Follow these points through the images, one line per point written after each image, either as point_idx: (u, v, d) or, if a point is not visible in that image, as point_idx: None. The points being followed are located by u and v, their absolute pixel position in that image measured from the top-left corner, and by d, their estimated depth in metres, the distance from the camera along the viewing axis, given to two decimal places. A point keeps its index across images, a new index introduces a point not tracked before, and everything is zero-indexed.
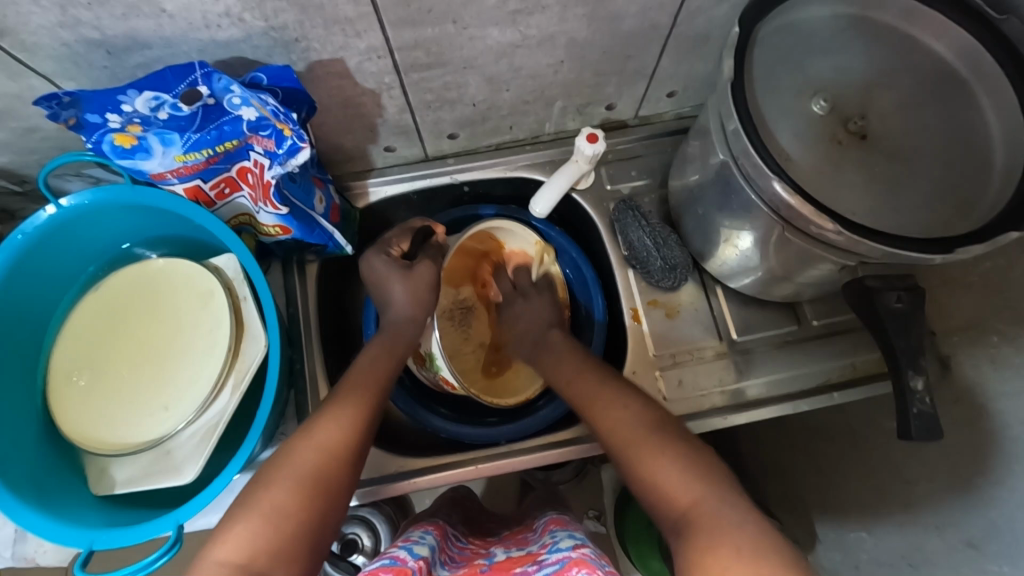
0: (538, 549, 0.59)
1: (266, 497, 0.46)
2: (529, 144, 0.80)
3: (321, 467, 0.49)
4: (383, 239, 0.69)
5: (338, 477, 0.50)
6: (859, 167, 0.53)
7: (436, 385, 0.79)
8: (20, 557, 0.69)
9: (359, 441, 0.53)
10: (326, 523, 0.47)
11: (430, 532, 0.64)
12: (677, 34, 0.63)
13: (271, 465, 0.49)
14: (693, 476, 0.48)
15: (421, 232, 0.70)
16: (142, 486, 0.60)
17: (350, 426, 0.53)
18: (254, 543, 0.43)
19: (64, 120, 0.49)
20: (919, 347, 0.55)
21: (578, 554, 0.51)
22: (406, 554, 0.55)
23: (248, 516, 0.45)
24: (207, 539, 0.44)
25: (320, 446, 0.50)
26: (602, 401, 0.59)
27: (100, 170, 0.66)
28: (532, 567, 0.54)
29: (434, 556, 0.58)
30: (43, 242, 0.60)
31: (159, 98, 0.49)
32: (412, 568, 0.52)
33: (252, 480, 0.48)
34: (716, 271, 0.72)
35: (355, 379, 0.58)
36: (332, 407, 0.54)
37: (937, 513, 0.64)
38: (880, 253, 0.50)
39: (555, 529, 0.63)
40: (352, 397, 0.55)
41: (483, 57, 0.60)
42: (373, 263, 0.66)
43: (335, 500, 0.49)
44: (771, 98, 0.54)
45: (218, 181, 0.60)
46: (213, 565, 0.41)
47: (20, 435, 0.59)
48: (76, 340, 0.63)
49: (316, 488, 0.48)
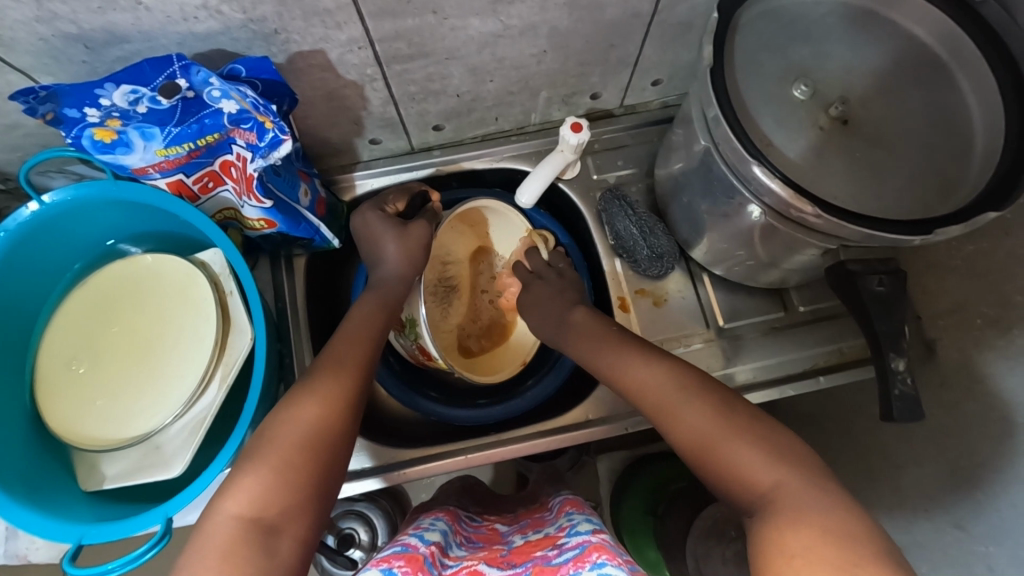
0: (557, 532, 0.59)
1: (271, 448, 0.47)
2: (515, 135, 0.80)
3: (324, 420, 0.50)
4: (381, 196, 0.70)
5: (341, 431, 0.50)
6: (840, 152, 0.53)
7: (412, 354, 0.75)
8: (13, 554, 0.68)
9: (359, 396, 0.53)
10: (332, 476, 0.48)
11: (442, 518, 0.65)
12: (660, 21, 0.63)
13: (274, 420, 0.49)
14: (768, 454, 0.45)
15: (420, 197, 0.72)
16: (132, 480, 0.60)
17: (347, 379, 0.53)
18: (266, 496, 0.44)
19: (42, 115, 0.49)
20: (901, 332, 0.56)
21: (598, 539, 0.52)
22: (417, 540, 0.56)
23: (257, 470, 0.45)
24: (218, 491, 0.45)
25: (320, 399, 0.51)
26: (646, 382, 0.55)
27: (83, 166, 0.66)
28: (550, 551, 0.54)
29: (447, 539, 0.59)
30: (27, 240, 0.60)
31: (137, 91, 0.49)
32: (424, 555, 0.52)
33: (257, 433, 0.49)
34: (703, 259, 0.72)
35: (346, 339, 0.58)
36: (331, 365, 0.54)
37: (927, 492, 0.65)
38: (859, 235, 0.50)
39: (571, 512, 0.64)
40: (349, 357, 0.56)
41: (465, 48, 0.60)
42: (367, 217, 0.67)
43: (340, 451, 0.49)
44: (752, 84, 0.54)
45: (201, 175, 0.59)
46: (227, 518, 0.43)
47: (7, 432, 0.59)
48: (64, 338, 0.63)
49: (319, 442, 0.48)
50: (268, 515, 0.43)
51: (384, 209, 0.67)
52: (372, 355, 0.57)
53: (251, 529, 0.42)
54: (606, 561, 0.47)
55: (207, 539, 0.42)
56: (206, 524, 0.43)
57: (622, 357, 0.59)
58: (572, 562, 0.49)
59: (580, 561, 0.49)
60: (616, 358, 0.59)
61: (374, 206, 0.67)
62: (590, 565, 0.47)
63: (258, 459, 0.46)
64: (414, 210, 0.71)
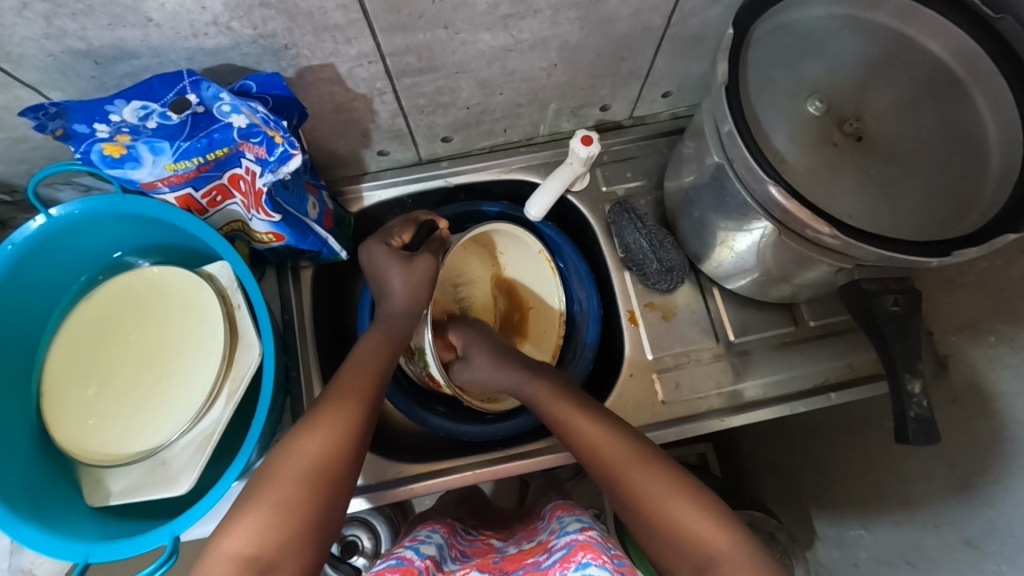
0: (548, 537, 0.59)
1: (272, 483, 0.47)
2: (524, 146, 0.79)
3: (327, 455, 0.49)
4: (385, 228, 0.68)
5: (344, 467, 0.49)
6: (856, 169, 0.53)
7: (423, 380, 0.75)
8: (17, 568, 0.66)
9: (361, 429, 0.52)
10: (334, 513, 0.48)
11: (438, 531, 0.65)
12: (672, 35, 0.63)
13: (277, 452, 0.49)
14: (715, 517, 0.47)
15: (425, 227, 0.70)
16: (138, 496, 0.59)
17: (352, 409, 0.53)
18: (263, 535, 0.44)
19: (51, 131, 0.48)
20: (916, 351, 0.55)
21: (585, 537, 0.52)
22: (414, 553, 0.55)
23: (257, 508, 0.45)
24: (217, 530, 0.45)
25: (322, 430, 0.50)
26: (589, 428, 0.55)
27: (91, 178, 0.65)
28: (541, 556, 0.54)
29: (443, 553, 0.59)
30: (33, 254, 0.60)
31: (147, 107, 0.48)
32: (419, 568, 0.52)
33: (261, 469, 0.49)
34: (713, 273, 0.72)
35: (356, 367, 0.57)
36: (337, 394, 0.54)
37: (940, 510, 0.65)
38: (876, 256, 0.49)
39: (562, 515, 0.64)
40: (356, 385, 0.55)
41: (475, 61, 0.60)
42: (373, 252, 0.65)
43: (341, 485, 0.49)
44: (766, 101, 0.54)
45: (210, 189, 0.59)
46: (224, 558, 0.43)
47: (12, 448, 0.59)
48: (70, 352, 0.63)
49: (321, 479, 0.48)
50: (268, 553, 0.43)
51: (391, 243, 0.66)
52: (381, 384, 0.57)
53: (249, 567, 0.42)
54: (590, 560, 0.48)
55: None
56: (204, 562, 0.43)
57: (573, 422, 0.56)
58: (558, 564, 0.50)
59: (565, 561, 0.49)
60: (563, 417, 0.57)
61: (379, 239, 0.65)
62: (575, 564, 0.48)
63: (259, 494, 0.46)
64: (420, 241, 0.68)
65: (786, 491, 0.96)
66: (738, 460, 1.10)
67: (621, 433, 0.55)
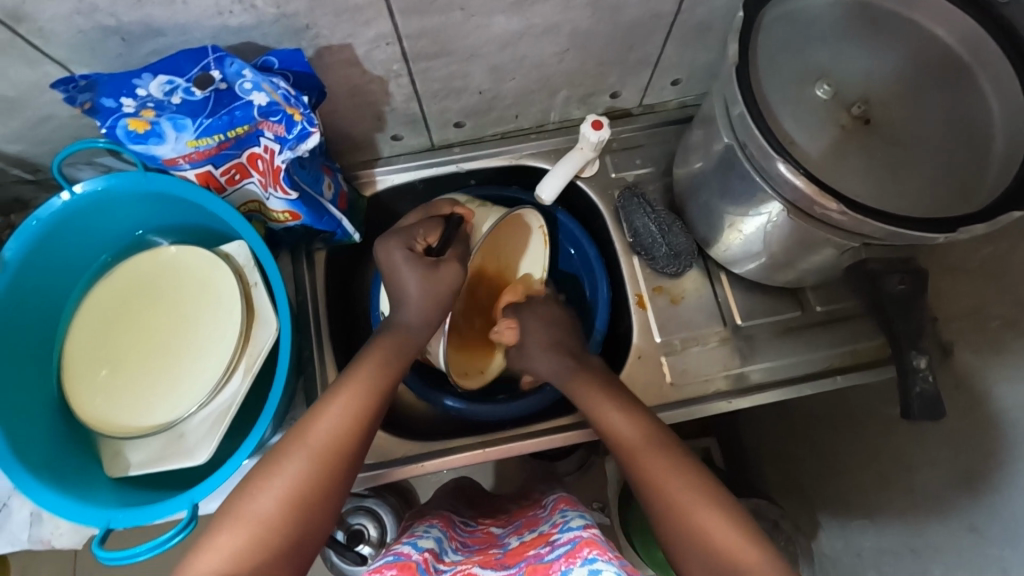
0: (551, 529, 0.60)
1: (255, 502, 0.48)
2: (534, 133, 0.80)
3: (310, 477, 0.50)
4: (410, 228, 0.65)
5: (327, 487, 0.51)
6: (864, 152, 0.53)
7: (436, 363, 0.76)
8: (36, 540, 0.65)
9: (348, 448, 0.53)
10: (313, 533, 0.50)
11: (436, 525, 0.66)
12: (682, 21, 0.63)
13: (262, 466, 0.51)
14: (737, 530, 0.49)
15: (452, 224, 0.67)
16: (155, 468, 0.61)
17: (343, 432, 0.53)
18: (240, 555, 0.46)
19: (80, 104, 0.50)
20: (919, 330, 0.56)
21: (589, 534, 0.52)
22: (411, 548, 0.56)
23: (234, 526, 0.47)
24: (195, 544, 0.47)
25: (310, 452, 0.51)
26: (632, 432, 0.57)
27: (112, 158, 0.66)
28: (543, 549, 0.55)
29: (441, 545, 0.60)
30: (57, 229, 0.61)
31: (173, 82, 0.50)
32: (417, 562, 0.53)
33: (245, 479, 0.50)
34: (721, 257, 0.72)
35: (356, 375, 0.57)
36: (329, 408, 0.54)
37: (943, 491, 0.66)
38: (883, 233, 0.50)
39: (565, 508, 0.64)
40: (350, 400, 0.55)
41: (489, 46, 0.61)
42: (394, 253, 0.63)
43: (320, 505, 0.50)
44: (775, 85, 0.55)
45: (229, 167, 0.60)
46: (200, 575, 0.45)
47: (34, 419, 0.60)
48: (90, 328, 0.64)
49: (302, 500, 0.49)
50: (246, 571, 0.45)
51: (414, 246, 0.63)
52: (380, 397, 0.57)
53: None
54: (597, 556, 0.48)
55: None
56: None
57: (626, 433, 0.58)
58: (563, 558, 0.50)
59: (570, 556, 0.50)
60: (607, 415, 0.60)
61: (400, 241, 0.63)
62: (581, 560, 0.48)
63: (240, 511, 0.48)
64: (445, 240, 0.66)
65: (790, 480, 0.96)
66: (741, 450, 1.10)
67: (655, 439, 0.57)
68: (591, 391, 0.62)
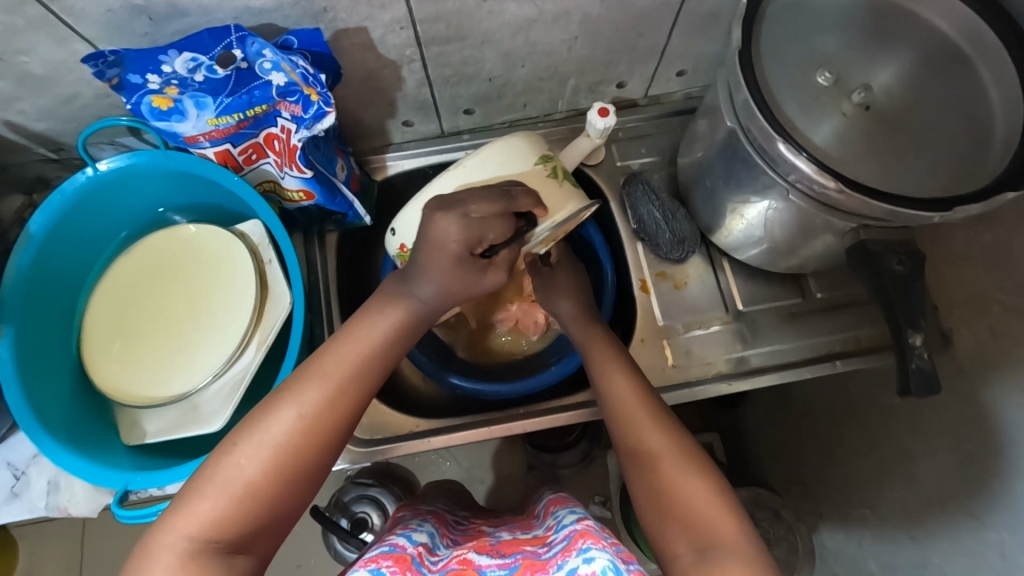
0: (545, 530, 0.61)
1: (237, 471, 0.46)
2: (542, 122, 0.82)
3: (300, 448, 0.48)
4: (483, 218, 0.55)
5: (316, 459, 0.49)
6: (864, 136, 0.55)
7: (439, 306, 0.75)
8: (54, 507, 0.67)
9: (341, 419, 0.50)
10: (296, 502, 0.48)
11: (429, 522, 0.67)
12: (688, 10, 0.65)
13: (249, 428, 0.48)
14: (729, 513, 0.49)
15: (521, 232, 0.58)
16: (171, 437, 0.62)
17: (337, 406, 0.50)
18: (223, 522, 0.44)
19: (108, 79, 0.51)
20: (919, 307, 0.56)
21: (584, 527, 0.54)
22: (405, 541, 0.57)
23: (217, 492, 0.45)
24: (174, 505, 0.45)
25: (300, 425, 0.48)
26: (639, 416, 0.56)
27: (133, 138, 0.68)
28: (540, 546, 0.56)
29: (433, 541, 0.61)
30: (80, 205, 0.63)
31: (196, 59, 0.52)
32: (412, 555, 0.53)
33: (229, 438, 0.48)
34: (724, 244, 0.73)
35: (356, 339, 0.54)
36: (325, 374, 0.51)
37: (945, 478, 0.67)
38: (882, 212, 0.52)
39: (557, 509, 0.66)
40: (348, 368, 0.52)
41: (500, 31, 0.62)
42: (448, 233, 0.54)
43: (306, 478, 0.48)
44: (779, 71, 0.56)
45: (246, 146, 0.62)
46: (179, 539, 0.43)
47: (55, 387, 0.62)
48: (109, 301, 0.66)
49: (289, 471, 0.47)
50: (225, 538, 0.44)
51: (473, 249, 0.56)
52: (378, 365, 0.54)
53: (205, 550, 0.43)
54: (591, 545, 0.49)
55: (159, 556, 0.43)
56: (159, 538, 0.43)
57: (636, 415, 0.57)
58: (561, 553, 0.51)
59: (568, 550, 0.51)
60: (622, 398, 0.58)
61: (461, 243, 0.55)
62: (577, 551, 0.49)
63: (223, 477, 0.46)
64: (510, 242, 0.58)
65: (790, 471, 0.97)
66: (742, 442, 1.12)
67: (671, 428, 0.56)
68: (612, 371, 0.61)
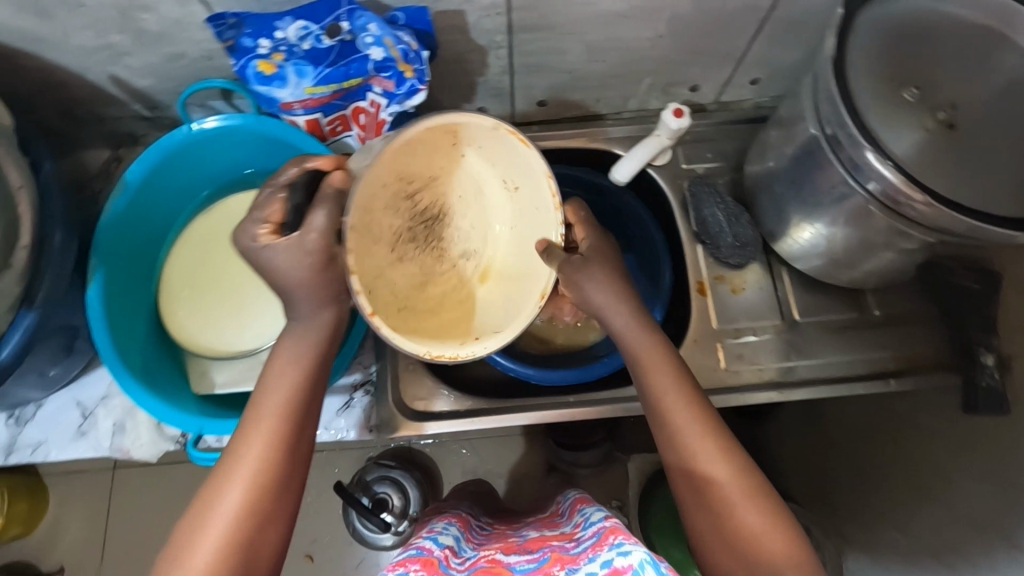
0: (572, 528, 0.62)
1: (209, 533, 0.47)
2: (611, 119, 0.84)
3: (258, 496, 0.49)
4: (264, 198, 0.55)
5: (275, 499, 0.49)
6: (951, 153, 0.53)
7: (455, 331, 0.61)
8: (117, 449, 0.70)
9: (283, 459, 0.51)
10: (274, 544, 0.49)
11: (454, 524, 0.68)
12: (775, 17, 0.66)
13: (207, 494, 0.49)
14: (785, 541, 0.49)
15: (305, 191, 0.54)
16: (239, 389, 0.65)
17: (271, 450, 0.50)
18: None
19: (225, 40, 0.55)
20: (991, 322, 0.63)
21: (611, 525, 0.53)
22: (431, 544, 0.58)
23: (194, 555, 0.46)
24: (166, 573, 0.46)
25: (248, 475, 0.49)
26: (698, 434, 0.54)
27: (223, 103, 0.71)
28: (567, 542, 0.57)
29: (459, 543, 0.62)
30: (173, 159, 0.66)
31: (308, 28, 0.55)
32: (438, 558, 0.54)
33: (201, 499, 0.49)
34: (785, 252, 0.74)
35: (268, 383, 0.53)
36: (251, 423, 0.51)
37: (978, 510, 0.61)
38: (965, 227, 0.52)
39: (583, 509, 0.66)
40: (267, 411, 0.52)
41: (589, 24, 0.64)
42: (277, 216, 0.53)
43: (272, 523, 0.49)
44: (866, 81, 0.56)
45: (335, 117, 0.64)
46: None
47: (135, 331, 0.65)
48: (186, 257, 0.69)
49: (255, 517, 0.48)
50: None
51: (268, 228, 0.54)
52: (295, 398, 0.53)
53: None
54: (623, 540, 0.48)
55: None
56: None
57: (694, 437, 0.54)
58: (591, 548, 0.51)
59: (597, 544, 0.50)
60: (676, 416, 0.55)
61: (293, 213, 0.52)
62: (608, 546, 0.49)
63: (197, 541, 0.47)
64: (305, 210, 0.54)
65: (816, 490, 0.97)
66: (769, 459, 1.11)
67: (733, 448, 0.53)
68: (672, 398, 0.56)
